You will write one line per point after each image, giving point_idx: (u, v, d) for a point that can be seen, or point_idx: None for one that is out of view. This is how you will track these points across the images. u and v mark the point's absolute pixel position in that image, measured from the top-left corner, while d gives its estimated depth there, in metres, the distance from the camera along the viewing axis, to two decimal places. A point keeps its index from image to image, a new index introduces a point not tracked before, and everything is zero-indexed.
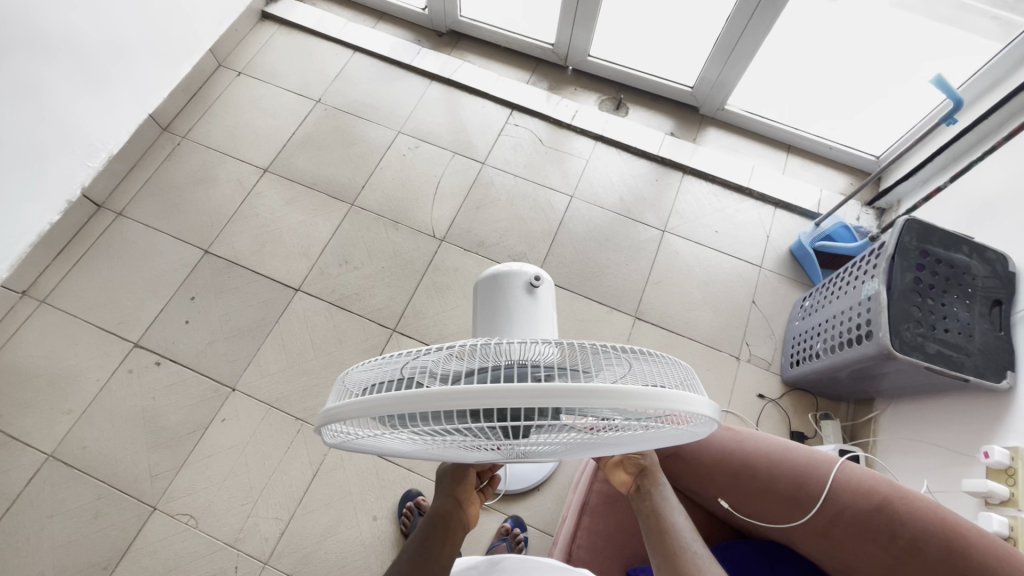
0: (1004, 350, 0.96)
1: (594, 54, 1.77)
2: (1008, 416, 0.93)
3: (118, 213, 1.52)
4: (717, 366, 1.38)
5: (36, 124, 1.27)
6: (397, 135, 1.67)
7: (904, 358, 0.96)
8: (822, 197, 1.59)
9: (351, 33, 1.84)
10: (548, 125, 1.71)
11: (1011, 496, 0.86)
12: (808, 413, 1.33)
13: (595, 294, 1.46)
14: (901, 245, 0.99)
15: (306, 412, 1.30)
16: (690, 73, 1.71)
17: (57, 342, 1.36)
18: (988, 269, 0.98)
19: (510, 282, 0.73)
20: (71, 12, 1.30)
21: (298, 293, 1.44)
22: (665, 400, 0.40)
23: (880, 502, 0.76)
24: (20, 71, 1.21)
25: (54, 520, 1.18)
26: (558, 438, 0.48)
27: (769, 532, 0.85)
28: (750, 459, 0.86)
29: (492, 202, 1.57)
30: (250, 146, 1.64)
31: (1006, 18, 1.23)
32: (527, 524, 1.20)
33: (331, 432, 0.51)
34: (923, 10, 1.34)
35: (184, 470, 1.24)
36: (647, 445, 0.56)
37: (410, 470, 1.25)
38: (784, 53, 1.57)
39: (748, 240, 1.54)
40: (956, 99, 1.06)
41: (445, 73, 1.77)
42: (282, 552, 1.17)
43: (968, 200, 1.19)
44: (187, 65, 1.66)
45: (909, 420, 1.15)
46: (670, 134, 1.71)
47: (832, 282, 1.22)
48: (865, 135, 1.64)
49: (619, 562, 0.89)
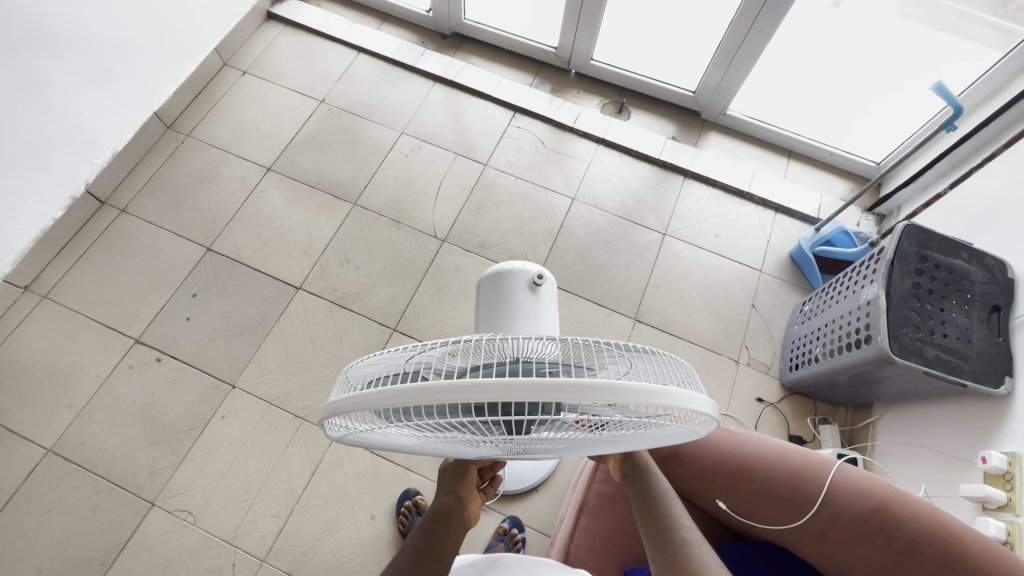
0: (1002, 357, 0.96)
1: (597, 58, 1.78)
2: (1006, 422, 0.93)
3: (122, 209, 1.53)
4: (716, 369, 1.38)
5: (41, 119, 1.27)
6: (400, 135, 1.68)
7: (903, 362, 0.96)
8: (822, 203, 1.60)
9: (356, 34, 1.86)
10: (550, 127, 1.71)
11: (1008, 501, 0.86)
12: (807, 417, 1.33)
13: (595, 296, 1.46)
14: (900, 249, 1.00)
15: (305, 410, 1.30)
16: (692, 78, 1.72)
17: (58, 336, 1.36)
18: (987, 275, 0.99)
19: (513, 281, 0.74)
20: (78, 10, 1.31)
21: (299, 291, 1.44)
22: (670, 399, 0.40)
23: (877, 504, 0.76)
24: (26, 67, 1.22)
25: (53, 514, 1.18)
26: (560, 435, 0.48)
27: (768, 533, 0.85)
28: (748, 461, 0.86)
29: (493, 203, 1.58)
30: (254, 145, 1.65)
31: (1006, 27, 1.23)
32: (525, 525, 1.21)
33: (334, 426, 0.51)
34: (924, 18, 1.36)
35: (183, 466, 1.24)
36: (648, 442, 0.57)
37: (409, 469, 1.25)
38: (787, 58, 1.57)
39: (749, 244, 1.55)
40: (957, 106, 1.06)
41: (449, 75, 1.78)
42: (281, 549, 1.17)
43: (969, 207, 1.19)
44: (192, 64, 1.67)
45: (908, 426, 1.15)
46: (671, 138, 1.72)
47: (831, 286, 1.22)
48: (866, 142, 1.64)
49: (617, 561, 0.89)
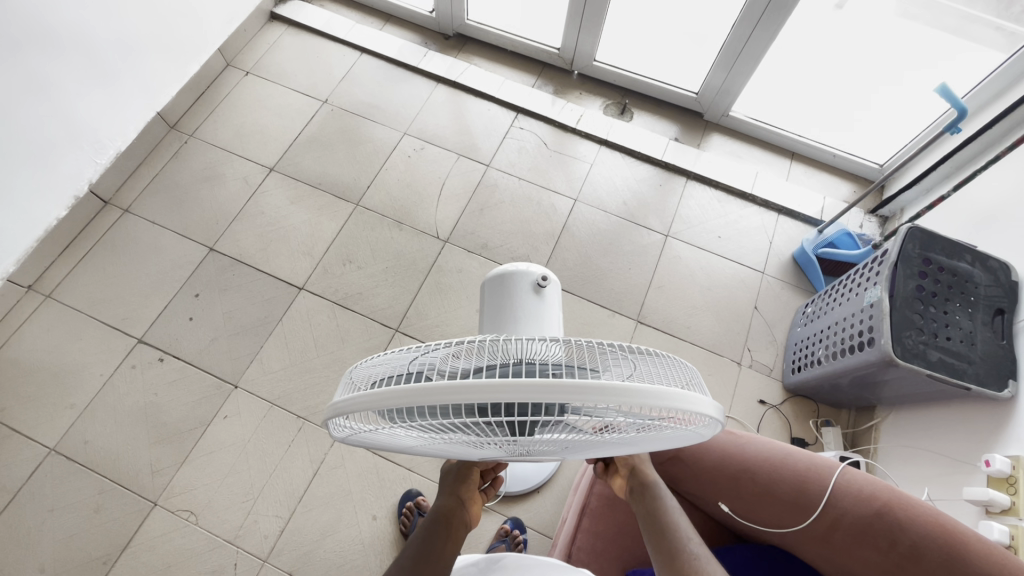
0: (1006, 360, 0.96)
1: (600, 59, 1.78)
2: (1009, 425, 0.93)
3: (125, 209, 1.53)
4: (719, 371, 1.38)
5: (43, 120, 1.27)
6: (402, 136, 1.68)
7: (905, 364, 0.96)
8: (825, 204, 1.59)
9: (358, 35, 1.86)
10: (552, 128, 1.71)
11: (1011, 505, 0.86)
12: (808, 419, 1.33)
13: (596, 296, 1.46)
14: (903, 253, 1.00)
15: (307, 410, 1.31)
16: (695, 79, 1.72)
17: (61, 335, 1.36)
18: (990, 278, 0.99)
19: (518, 282, 0.73)
20: (81, 11, 1.31)
21: (301, 292, 1.44)
22: (671, 400, 0.40)
23: (880, 507, 0.76)
24: (29, 67, 1.22)
25: (55, 513, 1.19)
26: (562, 437, 0.48)
27: (770, 536, 0.85)
28: (750, 463, 0.86)
29: (495, 205, 1.58)
30: (257, 145, 1.65)
31: (1011, 29, 1.23)
32: (526, 526, 1.21)
33: (338, 426, 0.52)
34: (928, 20, 1.35)
35: (185, 467, 1.24)
36: (652, 445, 0.56)
37: (410, 470, 1.26)
38: (790, 59, 1.57)
39: (751, 246, 1.55)
40: (961, 108, 1.05)
41: (451, 75, 1.78)
42: (282, 550, 1.17)
43: (971, 210, 1.19)
44: (195, 64, 1.67)
45: (910, 429, 1.15)
46: (674, 139, 1.71)
47: (834, 289, 1.22)
48: (870, 143, 1.65)
49: (618, 563, 0.89)
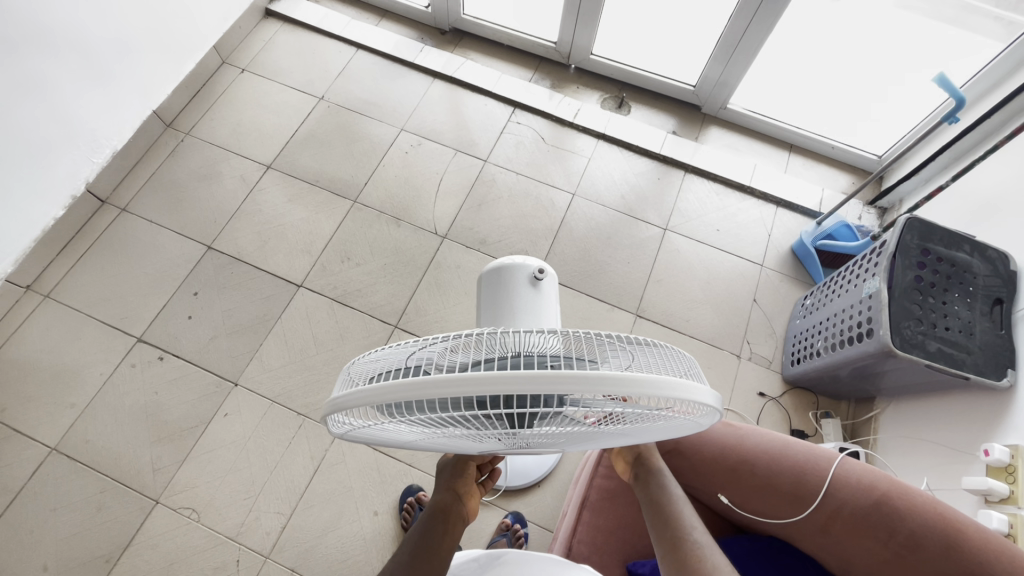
0: (1005, 349, 0.96)
1: (597, 52, 1.78)
2: (1009, 414, 0.93)
3: (122, 209, 1.53)
4: (718, 364, 1.38)
5: (40, 121, 1.26)
6: (399, 132, 1.67)
7: (904, 355, 0.96)
8: (823, 196, 1.59)
9: (354, 31, 1.85)
10: (550, 122, 1.71)
11: (1010, 494, 0.86)
12: (808, 411, 1.33)
13: (595, 292, 1.46)
14: (902, 244, 1.00)
15: (306, 408, 1.31)
16: (692, 71, 1.71)
17: (61, 334, 1.36)
18: (989, 268, 0.99)
19: (513, 275, 0.73)
20: (76, 9, 1.30)
21: (300, 290, 1.44)
22: (670, 390, 0.40)
23: (879, 497, 0.77)
24: (25, 67, 1.20)
25: (58, 512, 1.19)
26: (560, 430, 0.49)
27: (770, 527, 0.85)
28: (750, 454, 0.86)
29: (493, 200, 1.58)
30: (253, 142, 1.65)
31: (1010, 18, 1.23)
32: (527, 520, 1.21)
33: (337, 422, 0.52)
34: (926, 11, 1.34)
35: (186, 465, 1.24)
36: (652, 436, 0.56)
37: (410, 465, 1.26)
38: (788, 52, 1.57)
39: (749, 238, 1.54)
40: (959, 98, 1.04)
41: (448, 71, 1.77)
42: (284, 547, 1.17)
43: (970, 201, 1.19)
44: (191, 62, 1.67)
45: (909, 419, 1.16)
46: (672, 133, 1.71)
47: (832, 281, 1.22)
48: (867, 135, 1.64)
49: (618, 557, 0.89)
